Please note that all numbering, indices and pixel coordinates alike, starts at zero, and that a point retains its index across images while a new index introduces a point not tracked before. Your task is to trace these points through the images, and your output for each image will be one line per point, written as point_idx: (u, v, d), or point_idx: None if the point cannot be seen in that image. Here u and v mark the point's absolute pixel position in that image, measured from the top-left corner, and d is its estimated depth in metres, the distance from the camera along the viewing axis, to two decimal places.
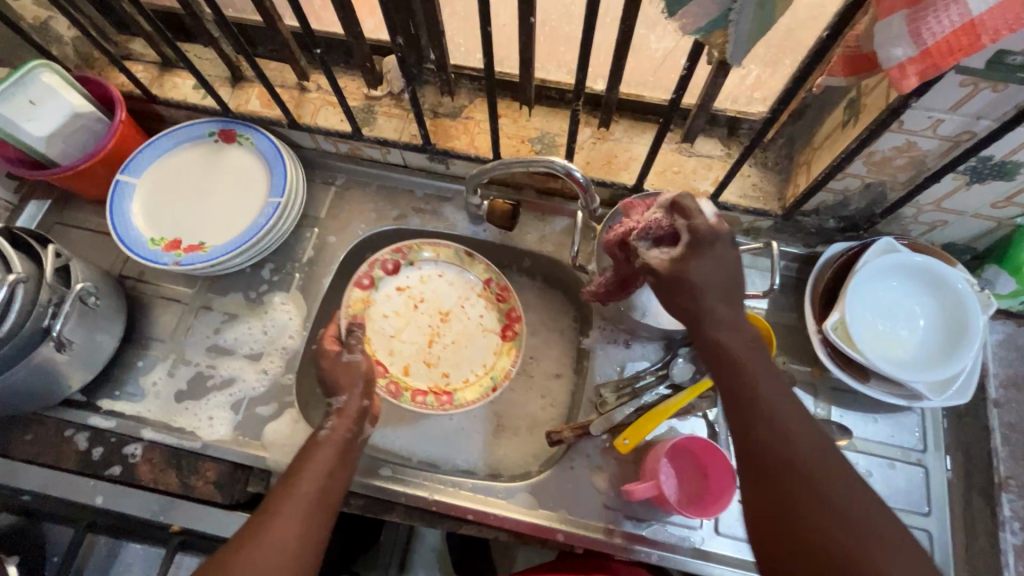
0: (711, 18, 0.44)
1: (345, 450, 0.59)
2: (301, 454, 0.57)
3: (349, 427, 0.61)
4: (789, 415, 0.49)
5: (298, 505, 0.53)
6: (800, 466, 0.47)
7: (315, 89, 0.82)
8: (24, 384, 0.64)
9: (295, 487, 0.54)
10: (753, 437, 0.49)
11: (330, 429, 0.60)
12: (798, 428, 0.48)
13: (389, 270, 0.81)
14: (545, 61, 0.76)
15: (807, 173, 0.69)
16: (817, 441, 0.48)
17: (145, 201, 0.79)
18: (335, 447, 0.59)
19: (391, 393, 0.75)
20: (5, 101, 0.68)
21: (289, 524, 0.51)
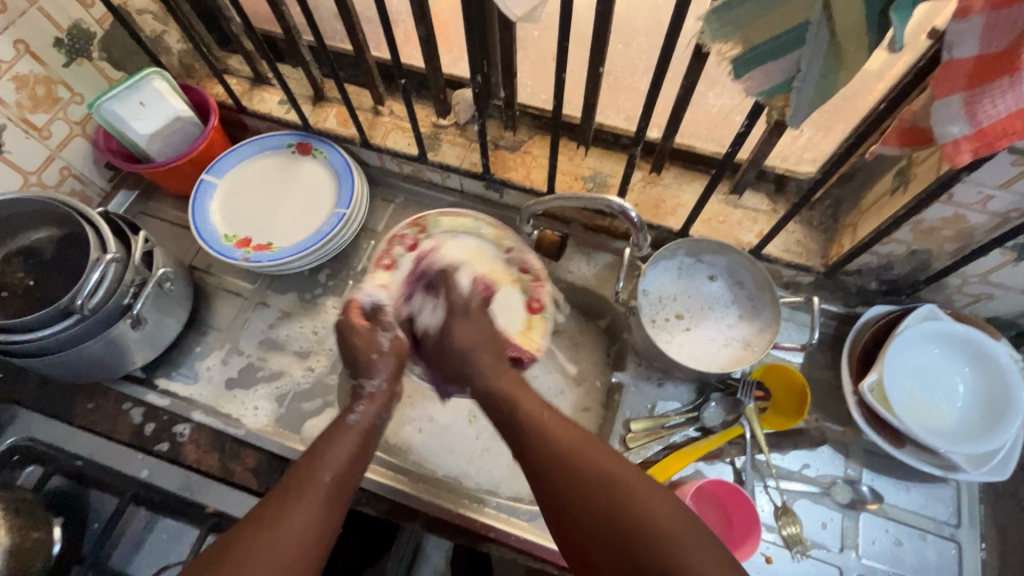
0: (775, 83, 0.47)
1: (367, 439, 0.61)
2: (324, 440, 0.59)
3: (369, 421, 0.62)
4: (550, 422, 0.55)
5: (318, 491, 0.54)
6: (549, 445, 0.54)
7: (388, 114, 0.89)
8: (97, 355, 0.70)
9: (317, 471, 0.56)
10: (529, 454, 0.55)
11: (356, 420, 0.61)
12: (591, 466, 0.51)
13: (407, 246, 0.81)
14: (606, 107, 0.81)
15: (852, 235, 0.71)
16: (580, 446, 0.53)
17: (226, 201, 0.86)
18: (359, 436, 0.60)
19: (432, 382, 0.74)
20: (119, 101, 0.76)
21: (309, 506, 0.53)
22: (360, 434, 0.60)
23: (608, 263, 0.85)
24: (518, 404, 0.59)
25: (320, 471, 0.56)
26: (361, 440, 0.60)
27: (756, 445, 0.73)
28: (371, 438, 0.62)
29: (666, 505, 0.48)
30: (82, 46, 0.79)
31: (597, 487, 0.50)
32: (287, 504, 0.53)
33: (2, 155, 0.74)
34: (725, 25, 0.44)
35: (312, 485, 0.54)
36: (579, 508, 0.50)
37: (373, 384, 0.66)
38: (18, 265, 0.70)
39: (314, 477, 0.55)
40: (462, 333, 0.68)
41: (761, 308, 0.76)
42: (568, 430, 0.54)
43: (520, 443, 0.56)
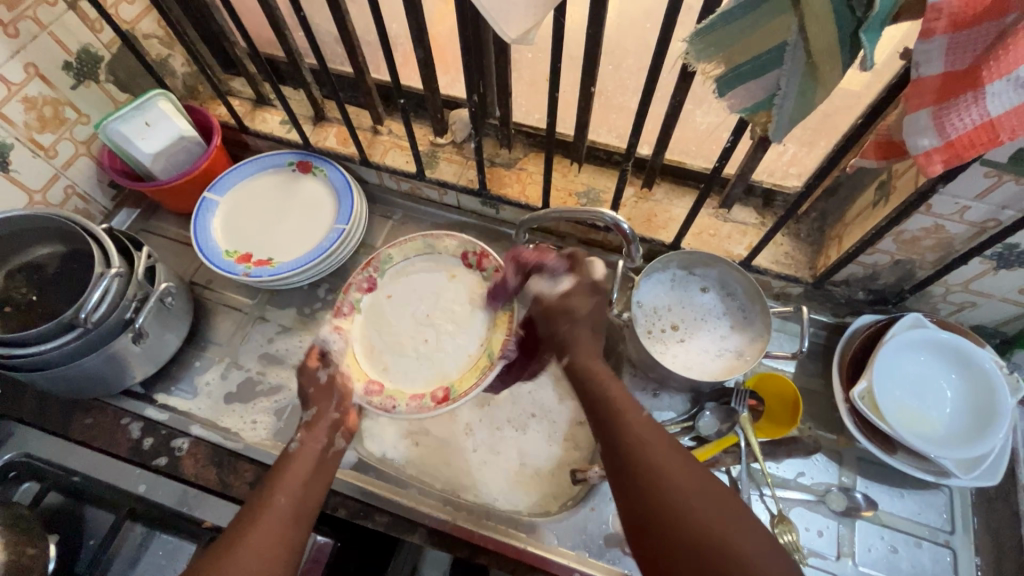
0: (756, 100, 0.50)
1: (319, 462, 0.66)
2: (277, 468, 0.63)
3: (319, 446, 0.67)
4: (656, 441, 0.57)
5: (276, 514, 0.58)
6: (643, 458, 0.56)
7: (387, 133, 0.91)
8: (97, 369, 0.70)
9: (272, 495, 0.60)
10: (619, 456, 0.57)
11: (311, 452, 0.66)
12: (658, 460, 0.55)
13: (365, 289, 0.85)
14: (598, 125, 0.84)
15: (838, 246, 0.73)
16: (668, 461, 0.55)
17: (227, 218, 0.88)
18: (309, 460, 0.65)
19: (387, 408, 0.76)
20: (125, 121, 0.79)
21: (268, 528, 0.57)
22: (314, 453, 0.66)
23: (602, 276, 0.87)
24: (623, 410, 0.61)
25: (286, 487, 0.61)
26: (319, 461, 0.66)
27: (751, 454, 0.73)
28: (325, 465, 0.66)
29: (762, 540, 0.50)
30: (90, 69, 0.82)
31: (669, 492, 0.52)
32: (246, 529, 0.56)
33: (9, 174, 0.76)
34: (708, 46, 0.47)
35: (269, 510, 0.58)
36: (649, 496, 0.53)
37: (315, 412, 0.71)
38: (22, 280, 0.71)
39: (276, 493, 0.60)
40: (578, 312, 0.71)
41: (753, 318, 0.77)
42: (644, 428, 0.58)
43: (609, 439, 0.59)
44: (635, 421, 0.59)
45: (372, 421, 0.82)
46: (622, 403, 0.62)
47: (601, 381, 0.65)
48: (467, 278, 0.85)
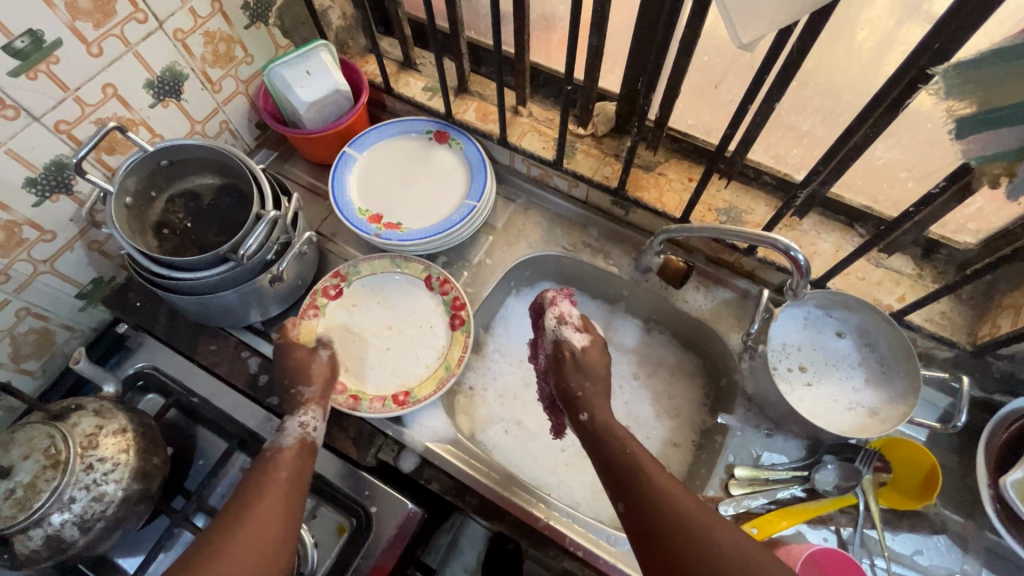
0: (1003, 150, 0.46)
1: (304, 451, 0.64)
2: (252, 487, 0.59)
3: (304, 440, 0.65)
4: (673, 493, 0.55)
5: (257, 523, 0.56)
6: (664, 518, 0.53)
7: (527, 115, 0.90)
8: (234, 302, 0.73)
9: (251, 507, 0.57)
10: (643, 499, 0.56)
11: (289, 471, 0.61)
12: (682, 499, 0.54)
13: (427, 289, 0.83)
14: (756, 142, 0.79)
15: (1015, 318, 0.66)
16: (675, 489, 0.55)
17: (363, 177, 0.89)
18: (291, 465, 0.62)
19: (349, 406, 0.75)
20: (288, 68, 0.80)
21: (240, 544, 0.55)
22: (296, 462, 0.63)
23: (726, 299, 0.83)
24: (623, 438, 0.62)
25: (260, 521, 0.56)
26: (302, 455, 0.64)
27: (868, 519, 0.69)
28: (300, 480, 0.62)
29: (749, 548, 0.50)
30: (263, 12, 0.84)
31: (678, 514, 0.53)
32: (216, 545, 0.54)
33: (179, 102, 0.79)
34: (966, 82, 0.43)
35: (241, 520, 0.56)
36: (671, 536, 0.52)
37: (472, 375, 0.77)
38: (179, 205, 0.74)
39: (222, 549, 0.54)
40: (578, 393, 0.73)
41: (894, 377, 0.72)
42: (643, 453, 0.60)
43: (628, 483, 0.58)
44: (660, 482, 0.56)
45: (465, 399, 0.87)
46: (639, 452, 0.60)
47: (634, 443, 0.61)
48: (427, 303, 0.83)
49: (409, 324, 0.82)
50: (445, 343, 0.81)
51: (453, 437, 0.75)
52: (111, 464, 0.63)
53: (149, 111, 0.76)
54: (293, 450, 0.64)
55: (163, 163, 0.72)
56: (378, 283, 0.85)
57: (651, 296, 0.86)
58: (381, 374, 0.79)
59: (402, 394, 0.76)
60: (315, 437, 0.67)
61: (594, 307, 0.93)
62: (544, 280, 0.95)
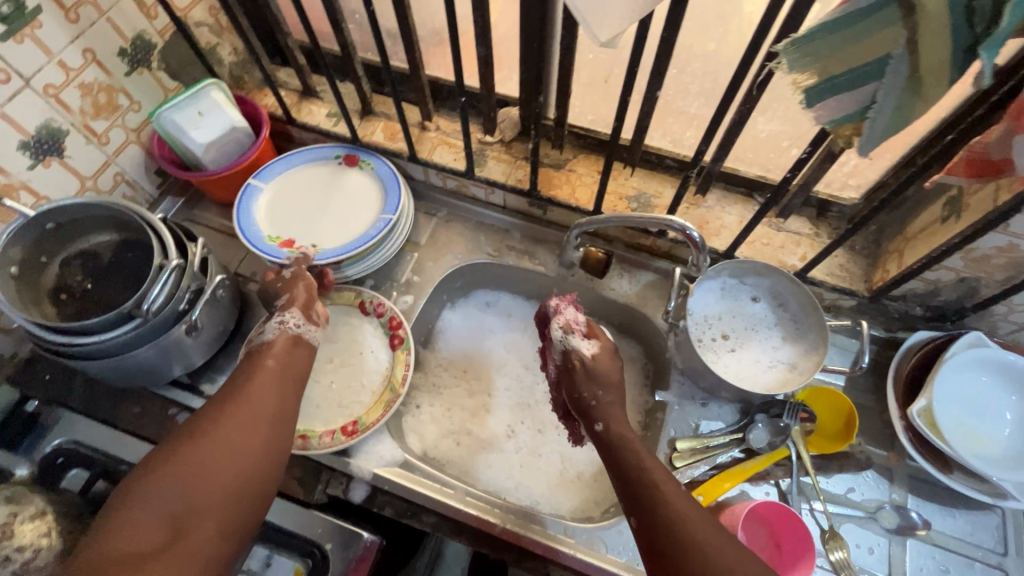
0: (848, 113, 0.49)
1: (293, 342, 0.69)
2: (246, 374, 0.63)
3: (292, 334, 0.69)
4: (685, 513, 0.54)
5: (256, 406, 0.60)
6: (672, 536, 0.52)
7: (434, 129, 0.91)
8: (151, 359, 0.70)
9: (243, 392, 0.61)
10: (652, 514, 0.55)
11: (277, 360, 0.66)
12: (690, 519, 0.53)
13: (365, 314, 0.83)
14: (653, 129, 0.83)
15: (899, 261, 0.72)
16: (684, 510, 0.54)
17: (275, 206, 0.87)
18: (280, 351, 0.67)
19: (297, 446, 0.72)
20: (179, 111, 0.78)
21: (236, 421, 0.58)
22: (287, 355, 0.67)
23: (649, 281, 0.86)
24: (642, 459, 0.60)
25: (254, 404, 0.60)
26: (292, 345, 0.69)
27: (802, 467, 0.73)
28: (291, 371, 0.66)
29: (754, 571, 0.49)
30: (143, 56, 0.81)
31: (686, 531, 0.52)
32: (211, 422, 0.58)
33: (62, 159, 0.75)
34: (805, 55, 0.46)
35: (239, 396, 0.61)
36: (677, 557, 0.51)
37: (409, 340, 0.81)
38: (77, 268, 0.71)
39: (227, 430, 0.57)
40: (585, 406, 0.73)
41: (806, 331, 0.76)
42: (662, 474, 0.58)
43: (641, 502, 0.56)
44: (676, 499, 0.55)
45: (412, 417, 0.86)
46: (655, 471, 0.58)
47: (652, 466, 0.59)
48: (367, 328, 0.82)
49: (351, 351, 0.81)
50: (388, 366, 0.80)
51: (400, 458, 0.74)
52: (32, 552, 0.60)
53: (29, 173, 0.72)
54: (284, 338, 0.68)
55: (49, 226, 0.68)
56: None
57: (579, 289, 0.88)
58: (328, 409, 0.77)
59: (349, 424, 0.74)
60: (305, 333, 0.71)
61: (528, 308, 0.94)
62: (477, 288, 0.95)
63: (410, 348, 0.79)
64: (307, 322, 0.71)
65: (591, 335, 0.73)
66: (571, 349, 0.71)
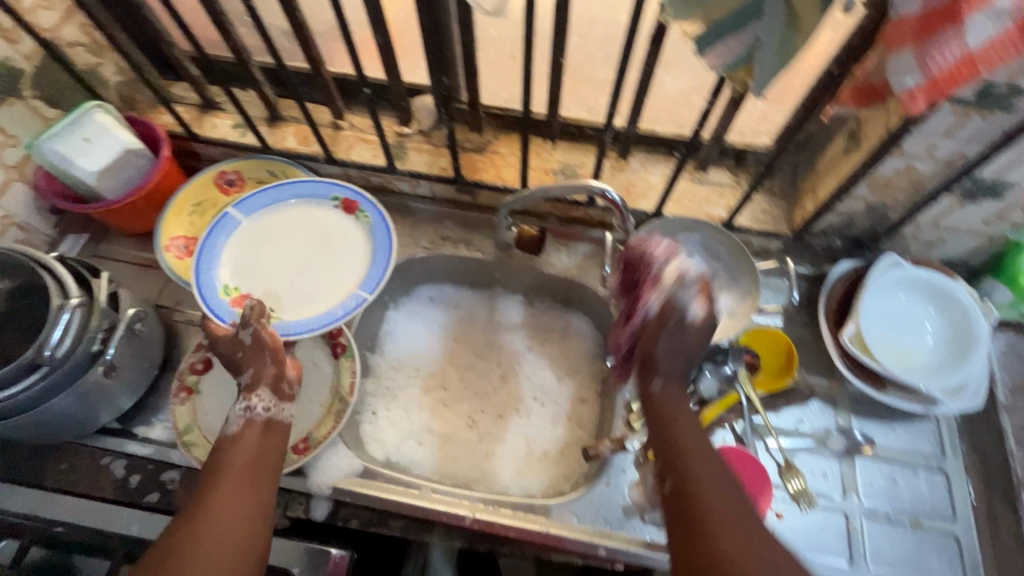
0: (736, 56, 0.50)
1: (265, 432, 0.61)
2: (220, 473, 0.57)
3: (261, 424, 0.62)
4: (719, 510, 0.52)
5: (237, 507, 0.54)
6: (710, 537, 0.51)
7: (349, 128, 0.88)
8: (69, 409, 0.65)
9: (219, 495, 0.55)
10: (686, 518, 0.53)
11: (247, 456, 0.59)
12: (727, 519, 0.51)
13: None
14: (567, 100, 0.83)
15: (814, 196, 0.75)
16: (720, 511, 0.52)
17: (247, 257, 0.75)
18: (252, 442, 0.60)
19: None
20: (62, 140, 0.72)
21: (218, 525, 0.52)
22: (261, 445, 0.60)
23: (587, 252, 0.86)
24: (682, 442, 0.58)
25: (233, 504, 0.54)
26: (265, 431, 0.61)
27: (752, 408, 0.75)
28: (265, 463, 0.59)
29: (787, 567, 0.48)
30: (12, 85, 0.74)
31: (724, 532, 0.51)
32: (190, 530, 0.52)
33: None
34: None
35: (215, 501, 0.54)
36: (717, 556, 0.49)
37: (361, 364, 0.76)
38: None
39: (212, 516, 0.53)
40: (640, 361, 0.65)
41: (743, 277, 0.76)
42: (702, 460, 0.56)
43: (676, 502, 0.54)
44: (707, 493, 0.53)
45: (370, 425, 0.83)
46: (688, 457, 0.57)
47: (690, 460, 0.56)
48: (307, 341, 0.79)
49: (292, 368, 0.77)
50: (334, 376, 0.77)
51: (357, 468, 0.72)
52: None
53: None
54: (251, 431, 0.60)
55: None
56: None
57: (520, 270, 0.87)
58: None
59: (299, 442, 0.71)
60: (277, 414, 0.63)
61: (472, 296, 0.92)
62: (419, 284, 0.93)
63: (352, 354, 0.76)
64: (278, 400, 0.63)
65: (704, 294, 0.64)
66: (671, 299, 0.63)
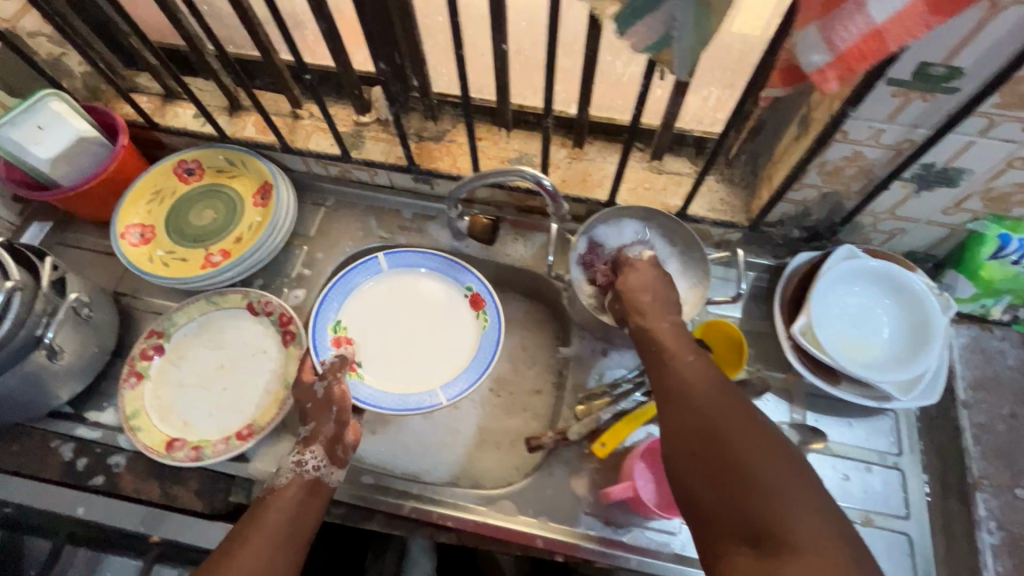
0: (657, 36, 0.49)
1: (310, 489, 0.61)
2: (253, 522, 0.57)
3: (309, 479, 0.62)
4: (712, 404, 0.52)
5: (258, 564, 0.54)
6: (700, 428, 0.51)
7: (308, 117, 0.88)
8: (14, 391, 0.66)
9: (247, 545, 0.55)
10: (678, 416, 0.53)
11: (280, 512, 0.58)
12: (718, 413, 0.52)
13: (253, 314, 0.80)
14: (522, 88, 0.82)
15: (769, 185, 0.73)
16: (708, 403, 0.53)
17: (366, 319, 0.81)
18: (294, 499, 0.60)
19: (191, 459, 0.70)
20: (16, 128, 0.73)
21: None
22: (296, 504, 0.60)
23: (543, 242, 0.85)
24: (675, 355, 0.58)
25: (255, 559, 0.54)
26: (306, 493, 0.61)
27: None
28: (298, 528, 0.58)
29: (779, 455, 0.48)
30: None
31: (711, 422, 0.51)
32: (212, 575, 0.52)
33: None
34: None
35: (239, 552, 0.54)
36: (707, 444, 0.50)
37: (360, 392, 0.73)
38: None
39: (231, 572, 0.53)
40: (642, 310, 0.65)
41: (692, 266, 0.76)
42: (702, 379, 0.55)
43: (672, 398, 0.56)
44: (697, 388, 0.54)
45: None
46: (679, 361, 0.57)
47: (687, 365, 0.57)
48: (258, 328, 0.79)
49: (245, 355, 0.78)
50: (282, 363, 0.77)
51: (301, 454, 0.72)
52: None
53: None
54: (297, 487, 0.61)
55: None
56: (203, 325, 0.80)
57: (477, 260, 0.87)
58: (223, 416, 0.74)
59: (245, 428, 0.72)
60: (325, 475, 0.63)
61: None
62: None
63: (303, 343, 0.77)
64: (328, 462, 0.63)
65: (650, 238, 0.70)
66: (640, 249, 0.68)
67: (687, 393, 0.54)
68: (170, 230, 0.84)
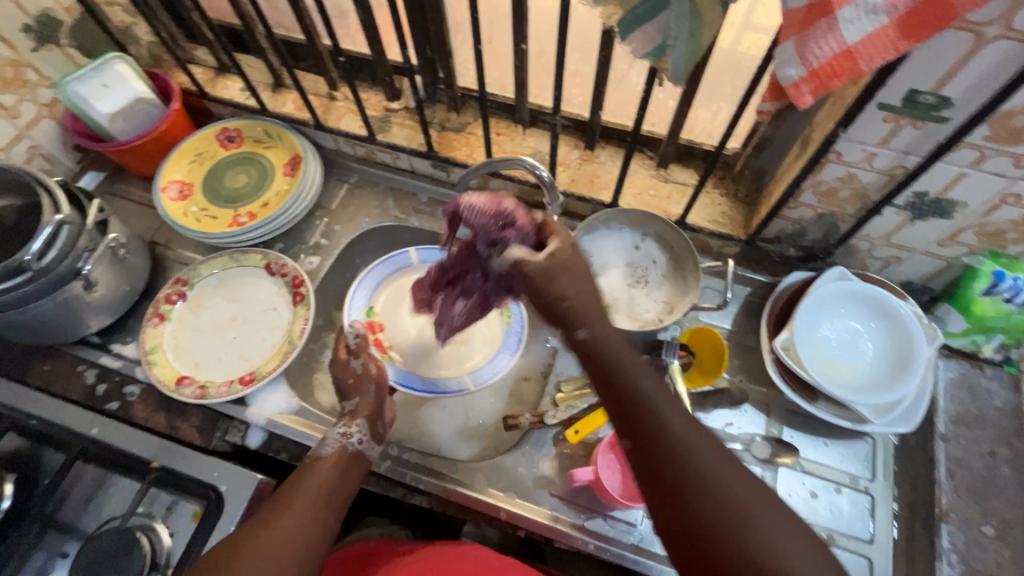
0: (655, 44, 0.52)
1: (349, 459, 0.65)
2: (294, 483, 0.59)
3: (350, 449, 0.65)
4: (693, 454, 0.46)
5: (303, 518, 0.56)
6: (676, 485, 0.45)
7: (342, 99, 0.94)
8: (52, 315, 0.73)
9: (291, 502, 0.57)
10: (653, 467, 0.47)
11: (326, 478, 0.61)
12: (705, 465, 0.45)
13: (269, 273, 0.86)
14: (542, 89, 0.86)
15: (767, 201, 0.75)
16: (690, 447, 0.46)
17: (394, 307, 0.88)
18: (336, 463, 0.63)
19: (195, 396, 0.76)
20: (84, 84, 0.82)
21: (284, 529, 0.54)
22: (334, 471, 0.62)
23: None
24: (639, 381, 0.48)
25: (300, 514, 0.56)
26: (344, 463, 0.64)
27: None
28: (338, 494, 0.61)
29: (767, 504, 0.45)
30: (51, 34, 0.85)
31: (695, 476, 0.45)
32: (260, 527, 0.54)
33: None
34: None
35: (285, 507, 0.56)
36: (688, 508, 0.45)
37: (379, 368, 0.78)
38: None
39: (276, 526, 0.54)
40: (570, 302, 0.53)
41: (685, 272, 0.78)
42: (663, 403, 0.48)
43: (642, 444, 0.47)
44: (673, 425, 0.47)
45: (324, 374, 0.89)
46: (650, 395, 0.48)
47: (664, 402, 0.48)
48: (271, 287, 0.85)
49: (257, 310, 0.85)
50: (289, 321, 0.83)
51: (294, 406, 0.78)
52: None
53: None
54: (343, 454, 0.64)
55: None
56: (223, 278, 0.86)
57: None
58: (231, 362, 0.81)
59: (248, 374, 0.79)
60: (367, 449, 0.67)
61: None
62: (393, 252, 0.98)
63: (309, 304, 0.82)
64: (371, 437, 0.68)
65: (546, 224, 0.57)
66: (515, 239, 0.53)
67: (660, 433, 0.46)
68: (206, 190, 0.91)
